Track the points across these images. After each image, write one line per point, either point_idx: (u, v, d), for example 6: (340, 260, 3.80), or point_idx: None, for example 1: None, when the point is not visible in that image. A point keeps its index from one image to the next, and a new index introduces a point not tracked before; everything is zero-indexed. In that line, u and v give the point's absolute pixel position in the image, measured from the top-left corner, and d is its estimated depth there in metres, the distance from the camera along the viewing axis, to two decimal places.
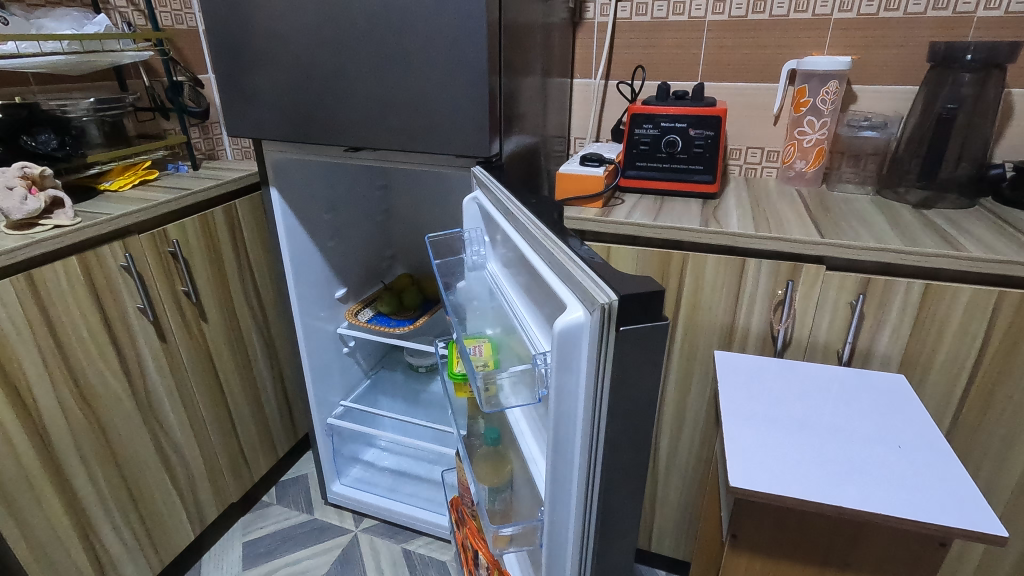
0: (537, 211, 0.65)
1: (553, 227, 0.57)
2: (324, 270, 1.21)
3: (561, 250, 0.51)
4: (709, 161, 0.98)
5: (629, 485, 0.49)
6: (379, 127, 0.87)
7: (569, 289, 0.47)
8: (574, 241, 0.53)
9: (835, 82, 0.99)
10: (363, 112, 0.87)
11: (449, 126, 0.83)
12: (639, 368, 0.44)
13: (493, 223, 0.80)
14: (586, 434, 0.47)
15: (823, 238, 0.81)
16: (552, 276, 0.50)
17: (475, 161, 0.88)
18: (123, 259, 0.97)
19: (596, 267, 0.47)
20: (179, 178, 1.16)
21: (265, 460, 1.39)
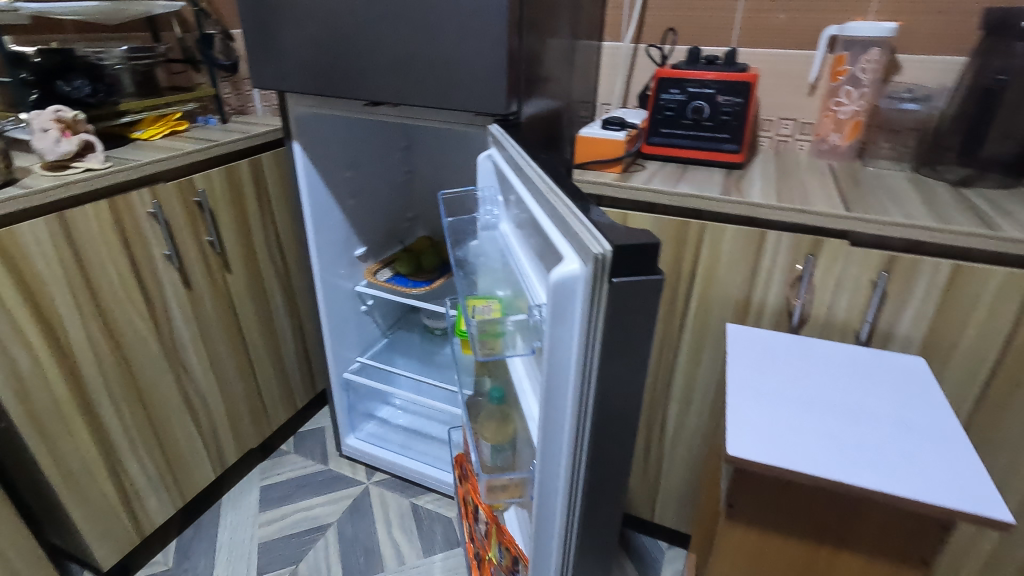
0: (547, 167, 0.64)
1: (559, 182, 0.56)
2: (345, 228, 1.23)
3: (564, 204, 0.50)
4: (736, 130, 0.94)
5: (619, 441, 0.49)
6: (399, 82, 0.87)
7: (567, 242, 0.46)
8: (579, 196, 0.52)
9: (877, 50, 0.94)
10: (383, 66, 0.87)
11: (468, 82, 0.82)
12: (633, 323, 0.43)
13: (506, 182, 0.79)
14: (578, 387, 0.47)
15: (848, 212, 0.78)
16: (553, 229, 0.49)
17: (493, 120, 0.87)
18: (151, 206, 1.00)
19: (596, 219, 0.47)
20: (208, 130, 1.18)
21: (283, 410, 1.44)
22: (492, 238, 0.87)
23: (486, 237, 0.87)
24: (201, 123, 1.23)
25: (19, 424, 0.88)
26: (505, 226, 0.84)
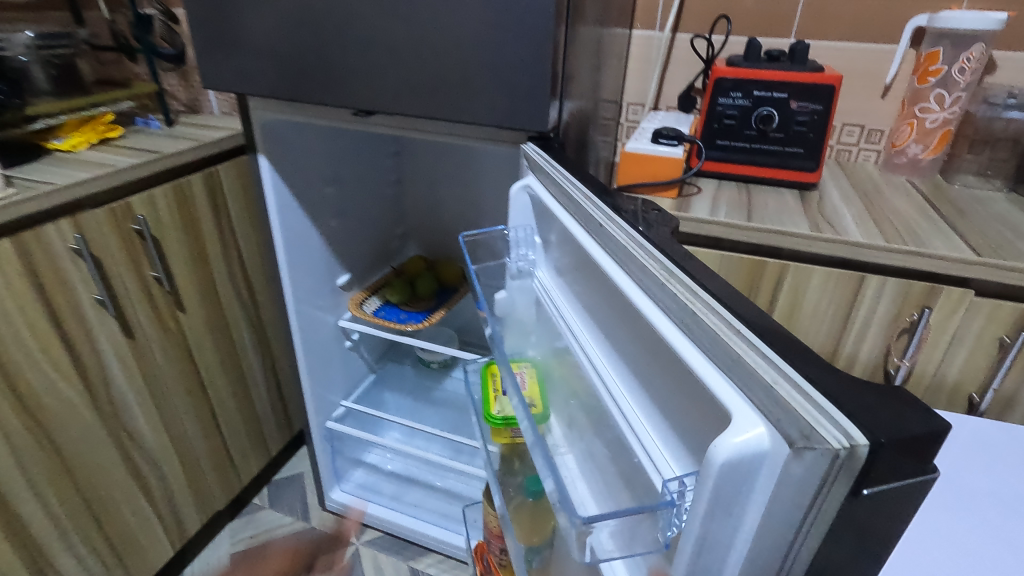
0: (631, 219, 0.45)
1: (671, 256, 0.38)
2: (326, 253, 1.02)
3: (708, 310, 0.32)
4: (812, 143, 0.78)
5: None
6: (400, 84, 0.66)
7: (739, 391, 0.28)
8: (716, 288, 0.35)
9: (981, 45, 0.78)
10: (378, 63, 0.66)
11: (494, 86, 0.62)
12: (862, 535, 0.26)
13: (549, 221, 0.61)
14: None
15: (978, 256, 0.62)
16: (694, 351, 0.31)
17: (524, 136, 0.67)
18: (73, 240, 0.78)
19: (782, 347, 0.29)
20: (149, 136, 0.95)
21: (255, 460, 1.23)
22: (526, 287, 0.68)
23: (518, 286, 0.68)
24: (140, 126, 0.99)
25: None
26: (543, 273, 0.66)
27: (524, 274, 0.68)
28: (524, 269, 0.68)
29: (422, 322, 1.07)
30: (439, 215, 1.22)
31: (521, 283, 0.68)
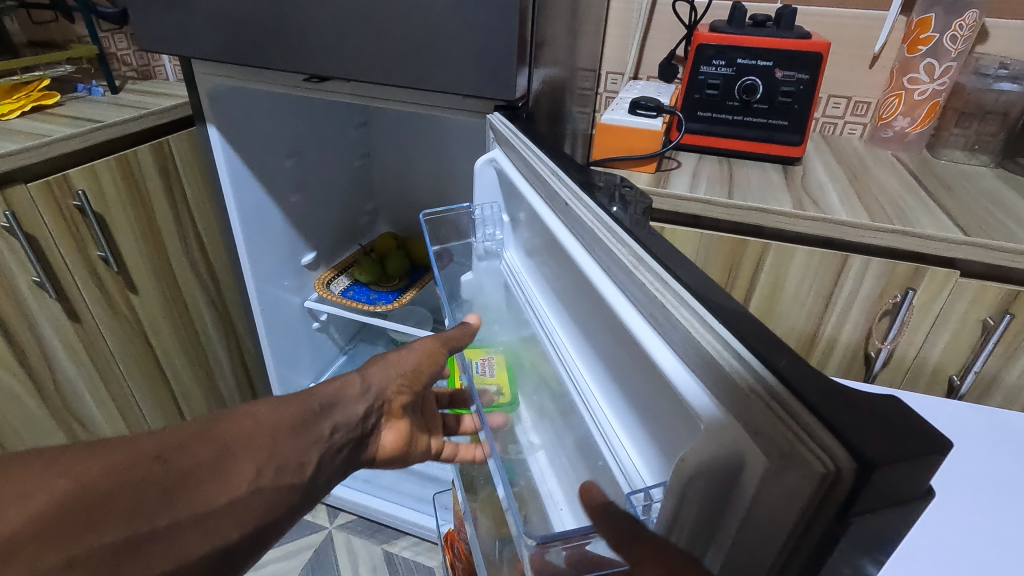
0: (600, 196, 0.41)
1: (642, 239, 0.35)
2: (288, 231, 0.97)
3: (678, 302, 0.29)
4: (798, 115, 0.74)
5: None
6: (355, 45, 0.61)
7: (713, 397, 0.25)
8: (691, 276, 0.31)
9: (974, 12, 0.73)
10: (330, 24, 0.60)
11: (456, 48, 0.57)
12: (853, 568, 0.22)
13: (516, 197, 0.57)
14: None
15: (965, 235, 0.60)
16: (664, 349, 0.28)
17: (492, 105, 0.63)
18: (3, 218, 0.72)
19: (759, 348, 0.25)
20: (92, 104, 0.88)
21: None
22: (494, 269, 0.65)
23: (486, 269, 0.65)
24: (82, 93, 0.92)
25: None
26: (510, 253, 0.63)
27: (492, 254, 0.64)
28: (491, 249, 0.64)
29: (392, 303, 1.02)
30: (411, 190, 1.17)
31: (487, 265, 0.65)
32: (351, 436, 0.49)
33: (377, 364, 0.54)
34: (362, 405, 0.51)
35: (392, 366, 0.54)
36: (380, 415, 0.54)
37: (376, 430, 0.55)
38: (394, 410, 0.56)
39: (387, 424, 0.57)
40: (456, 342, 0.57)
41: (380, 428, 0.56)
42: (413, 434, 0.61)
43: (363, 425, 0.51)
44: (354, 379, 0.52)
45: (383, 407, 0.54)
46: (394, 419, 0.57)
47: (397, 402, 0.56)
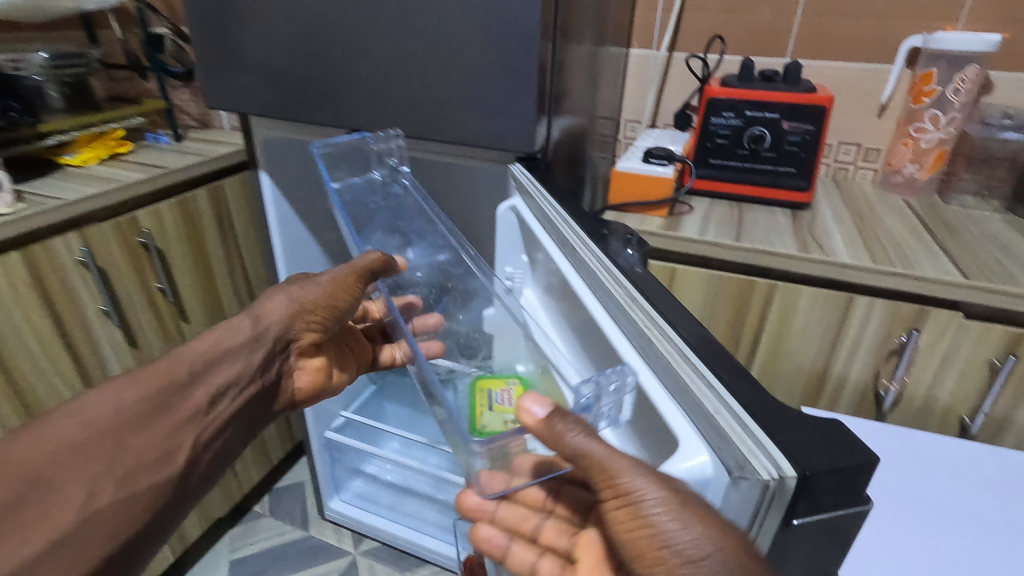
0: (608, 245, 0.47)
1: (642, 286, 0.40)
2: (326, 266, 1.05)
3: (664, 337, 0.33)
4: (805, 163, 0.78)
5: None
6: (395, 101, 0.68)
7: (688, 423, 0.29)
8: (681, 316, 0.36)
9: (975, 66, 0.78)
10: (372, 84, 0.68)
11: (482, 105, 0.64)
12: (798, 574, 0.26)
13: (533, 240, 0.62)
14: None
15: (967, 278, 0.62)
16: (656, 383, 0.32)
17: (514, 157, 0.69)
18: (81, 253, 0.80)
19: (729, 378, 0.30)
20: (158, 152, 0.98)
21: (257, 469, 1.25)
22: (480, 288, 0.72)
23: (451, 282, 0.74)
24: (150, 141, 1.02)
25: None
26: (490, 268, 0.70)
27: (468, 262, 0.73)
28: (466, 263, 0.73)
29: None
30: None
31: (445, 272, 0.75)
32: (237, 399, 0.57)
33: (281, 298, 0.62)
34: (257, 351, 0.59)
35: (293, 302, 0.62)
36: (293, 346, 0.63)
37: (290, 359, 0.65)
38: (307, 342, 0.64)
39: (303, 356, 0.66)
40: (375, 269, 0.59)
41: (297, 356, 0.65)
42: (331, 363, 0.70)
43: (271, 357, 0.61)
44: (247, 319, 0.60)
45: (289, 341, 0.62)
46: (309, 352, 0.66)
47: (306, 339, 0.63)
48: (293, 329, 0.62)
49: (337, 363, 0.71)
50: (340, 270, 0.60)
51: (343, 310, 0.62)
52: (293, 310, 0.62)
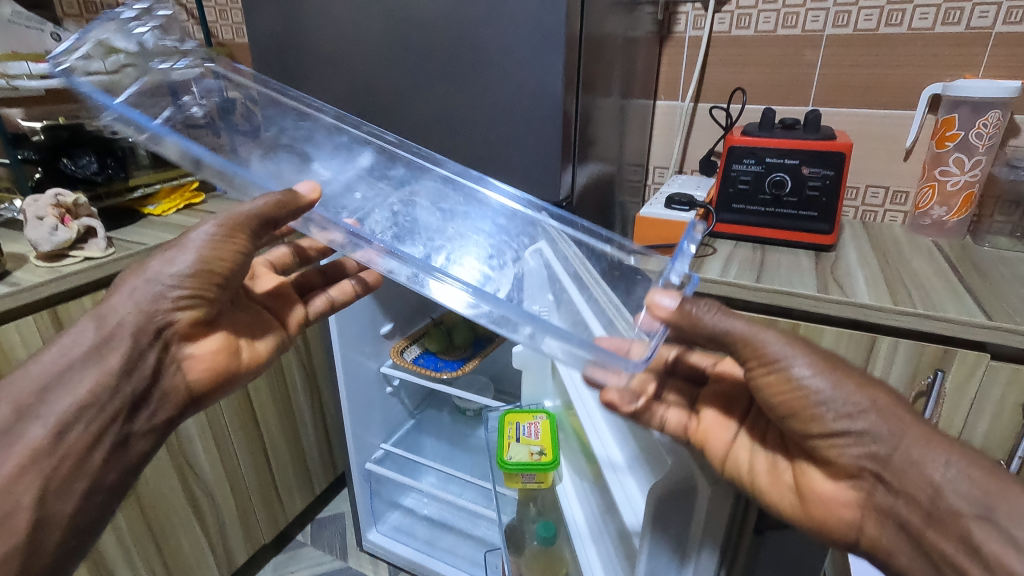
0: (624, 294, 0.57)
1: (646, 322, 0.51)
2: (371, 303, 1.12)
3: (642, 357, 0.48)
4: (827, 207, 0.80)
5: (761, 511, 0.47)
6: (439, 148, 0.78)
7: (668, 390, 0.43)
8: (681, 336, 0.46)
9: (997, 112, 0.79)
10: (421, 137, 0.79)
11: (514, 152, 0.73)
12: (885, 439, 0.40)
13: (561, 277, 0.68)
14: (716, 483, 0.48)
15: (990, 320, 0.62)
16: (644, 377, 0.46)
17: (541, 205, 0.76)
18: None
19: None
20: (226, 202, 1.09)
21: (301, 497, 1.30)
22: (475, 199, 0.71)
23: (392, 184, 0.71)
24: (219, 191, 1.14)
25: None
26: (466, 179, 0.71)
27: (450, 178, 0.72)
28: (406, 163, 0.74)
29: (457, 371, 1.11)
30: None
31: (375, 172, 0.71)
32: (92, 426, 0.48)
33: (149, 277, 0.50)
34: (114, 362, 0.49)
35: (162, 277, 0.50)
36: (168, 331, 0.52)
37: (173, 345, 0.54)
38: (186, 320, 0.53)
39: (192, 337, 0.55)
40: (260, 219, 0.47)
41: (180, 340, 0.54)
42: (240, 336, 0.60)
43: (133, 357, 0.50)
44: (92, 321, 0.50)
45: (166, 319, 0.51)
46: (200, 327, 0.56)
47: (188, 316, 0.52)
48: (162, 308, 0.51)
49: (246, 332, 0.61)
50: (211, 232, 0.49)
51: (235, 272, 0.51)
52: (159, 293, 0.50)
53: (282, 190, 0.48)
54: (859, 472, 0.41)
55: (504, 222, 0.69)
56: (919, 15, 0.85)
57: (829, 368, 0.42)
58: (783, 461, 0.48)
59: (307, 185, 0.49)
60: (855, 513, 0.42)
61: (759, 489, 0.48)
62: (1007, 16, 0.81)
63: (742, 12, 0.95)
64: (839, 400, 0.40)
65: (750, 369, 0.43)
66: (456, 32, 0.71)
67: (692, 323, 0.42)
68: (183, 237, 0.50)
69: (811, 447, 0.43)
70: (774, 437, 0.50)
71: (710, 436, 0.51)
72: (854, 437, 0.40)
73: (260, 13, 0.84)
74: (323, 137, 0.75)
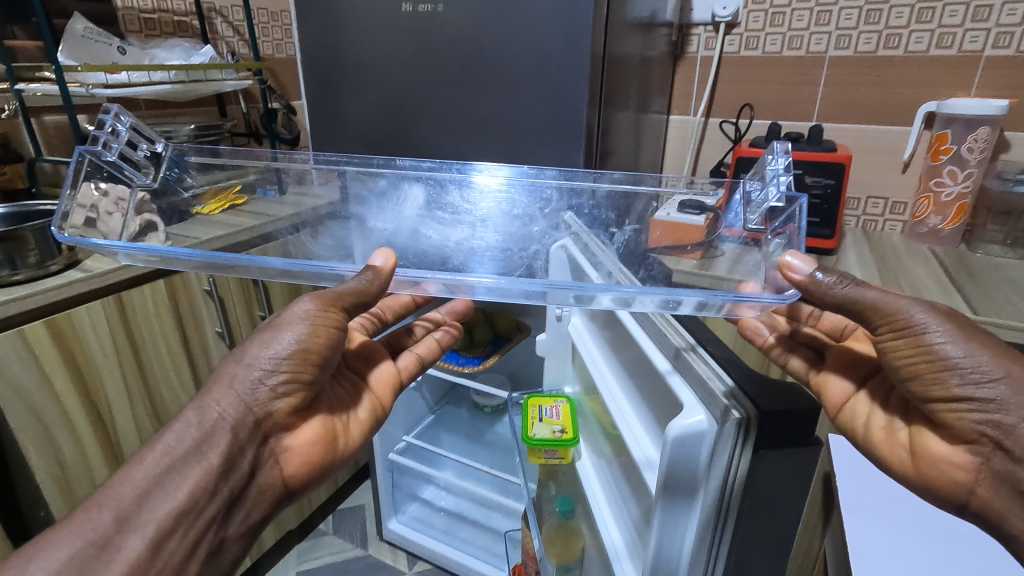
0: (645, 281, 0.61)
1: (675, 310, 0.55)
2: None
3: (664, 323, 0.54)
4: (828, 214, 0.87)
5: (782, 485, 0.43)
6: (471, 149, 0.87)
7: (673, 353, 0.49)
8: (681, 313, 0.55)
9: (987, 128, 0.86)
10: (449, 135, 0.88)
11: (541, 149, 0.83)
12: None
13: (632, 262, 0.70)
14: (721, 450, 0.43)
15: (975, 315, 0.68)
16: (650, 336, 0.53)
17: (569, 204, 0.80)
18: (207, 283, 0.99)
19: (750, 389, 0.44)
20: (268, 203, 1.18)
21: (325, 487, 1.36)
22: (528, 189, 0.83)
23: (447, 209, 0.83)
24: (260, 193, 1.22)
25: (52, 501, 0.84)
26: (491, 177, 0.84)
27: (502, 179, 0.83)
28: (452, 184, 0.85)
29: (478, 367, 1.17)
30: None
31: (428, 204, 0.83)
32: (189, 534, 0.45)
33: (248, 364, 0.50)
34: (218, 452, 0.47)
35: (259, 362, 0.50)
36: (268, 423, 0.50)
37: (272, 437, 0.52)
38: (281, 410, 0.51)
39: (290, 428, 0.53)
40: (356, 298, 0.49)
41: (279, 431, 0.52)
42: (328, 399, 0.58)
43: (233, 453, 0.48)
44: (194, 414, 0.48)
45: (265, 410, 0.50)
46: (297, 415, 0.54)
47: (286, 404, 0.51)
48: (260, 398, 0.50)
49: (341, 412, 0.59)
50: (312, 310, 0.51)
51: (330, 351, 0.52)
52: (256, 380, 0.49)
53: (365, 270, 0.49)
54: (978, 438, 0.41)
55: (556, 199, 0.81)
56: (915, 39, 0.92)
57: (964, 337, 0.41)
58: (901, 420, 0.48)
59: (382, 255, 0.51)
60: (970, 475, 0.42)
61: (871, 444, 0.49)
62: (997, 41, 0.87)
63: (750, 34, 1.03)
64: (971, 367, 0.40)
65: (878, 335, 0.43)
66: (493, 49, 0.79)
67: (823, 293, 0.41)
68: (280, 316, 0.52)
69: (929, 411, 0.43)
70: (897, 398, 0.49)
71: (828, 386, 0.54)
72: (980, 403, 0.40)
73: (302, 24, 0.91)
74: (365, 189, 0.90)
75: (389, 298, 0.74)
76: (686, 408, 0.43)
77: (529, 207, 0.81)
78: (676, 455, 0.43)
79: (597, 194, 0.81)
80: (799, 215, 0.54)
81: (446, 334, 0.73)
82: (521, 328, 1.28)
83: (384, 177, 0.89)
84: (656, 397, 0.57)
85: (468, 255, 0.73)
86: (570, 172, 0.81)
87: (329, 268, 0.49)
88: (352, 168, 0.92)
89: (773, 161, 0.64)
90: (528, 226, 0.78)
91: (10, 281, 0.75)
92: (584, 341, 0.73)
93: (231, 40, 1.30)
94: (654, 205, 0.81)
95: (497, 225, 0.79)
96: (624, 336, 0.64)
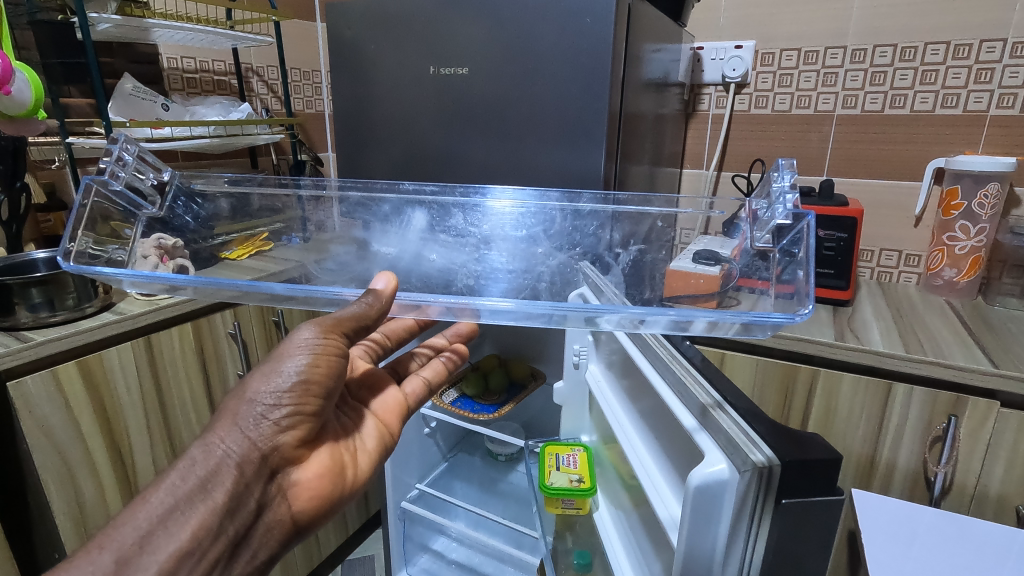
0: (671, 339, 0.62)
1: (694, 361, 0.57)
2: None
3: (683, 371, 0.55)
4: (842, 266, 0.88)
5: (804, 538, 0.43)
6: None
7: (689, 402, 0.50)
8: (699, 364, 0.56)
9: (996, 184, 0.88)
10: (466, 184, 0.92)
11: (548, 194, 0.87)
12: None
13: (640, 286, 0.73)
14: (742, 501, 0.43)
15: (994, 368, 0.68)
16: (667, 386, 0.54)
17: (581, 241, 0.81)
18: (231, 326, 1.02)
19: (775, 443, 0.44)
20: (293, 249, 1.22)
21: (334, 535, 1.34)
22: (536, 215, 0.83)
23: (452, 232, 0.84)
24: None
25: (65, 540, 0.84)
26: (507, 203, 0.84)
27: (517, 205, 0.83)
28: (456, 208, 0.86)
29: (493, 414, 1.16)
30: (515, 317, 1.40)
31: (431, 227, 0.84)
32: None
33: (251, 399, 0.49)
34: (228, 483, 0.47)
35: (262, 398, 0.49)
36: (274, 458, 0.51)
37: (281, 473, 0.52)
38: (288, 443, 0.51)
39: (297, 462, 0.53)
40: (356, 323, 0.49)
41: (286, 466, 0.52)
42: (335, 430, 0.59)
43: (238, 491, 0.48)
44: (199, 452, 0.48)
45: (271, 445, 0.50)
46: (305, 448, 0.54)
47: (293, 438, 0.52)
48: (266, 433, 0.49)
49: (346, 440, 0.60)
50: (312, 339, 0.50)
51: (333, 381, 0.53)
52: (260, 416, 0.49)
53: (367, 293, 0.49)
54: None
55: (562, 224, 0.82)
56: (920, 99, 0.95)
57: None
58: None
59: (383, 278, 0.51)
60: None
61: None
62: (1001, 101, 0.90)
63: (759, 94, 1.08)
64: None
65: None
66: (514, 106, 0.84)
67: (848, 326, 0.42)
68: (284, 347, 0.51)
69: None
70: None
71: None
72: None
73: (333, 83, 0.97)
74: (369, 213, 0.90)
75: (392, 322, 0.75)
76: (707, 457, 0.44)
77: (534, 228, 0.81)
78: (697, 504, 0.44)
79: (601, 213, 0.81)
80: (809, 234, 0.52)
81: (451, 359, 0.75)
82: (536, 376, 1.27)
83: (388, 203, 0.89)
84: (670, 447, 0.57)
85: (483, 279, 0.75)
86: (574, 194, 0.83)
87: (332, 293, 0.50)
88: (357, 195, 0.93)
89: (779, 178, 0.59)
90: (533, 248, 0.80)
91: (47, 322, 0.78)
92: (602, 390, 0.75)
93: (267, 97, 1.38)
94: (661, 224, 0.80)
95: (502, 247, 0.80)
96: (641, 383, 0.65)
